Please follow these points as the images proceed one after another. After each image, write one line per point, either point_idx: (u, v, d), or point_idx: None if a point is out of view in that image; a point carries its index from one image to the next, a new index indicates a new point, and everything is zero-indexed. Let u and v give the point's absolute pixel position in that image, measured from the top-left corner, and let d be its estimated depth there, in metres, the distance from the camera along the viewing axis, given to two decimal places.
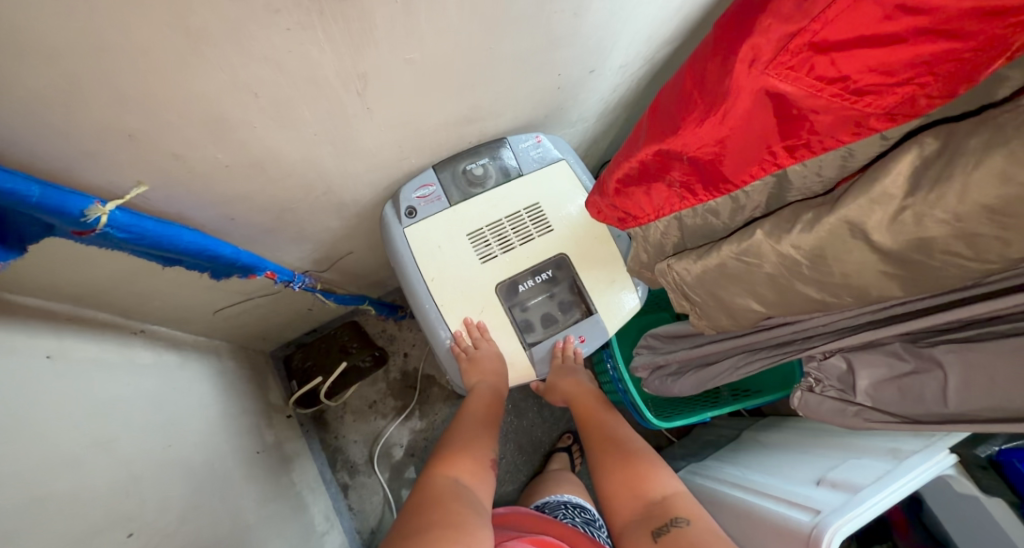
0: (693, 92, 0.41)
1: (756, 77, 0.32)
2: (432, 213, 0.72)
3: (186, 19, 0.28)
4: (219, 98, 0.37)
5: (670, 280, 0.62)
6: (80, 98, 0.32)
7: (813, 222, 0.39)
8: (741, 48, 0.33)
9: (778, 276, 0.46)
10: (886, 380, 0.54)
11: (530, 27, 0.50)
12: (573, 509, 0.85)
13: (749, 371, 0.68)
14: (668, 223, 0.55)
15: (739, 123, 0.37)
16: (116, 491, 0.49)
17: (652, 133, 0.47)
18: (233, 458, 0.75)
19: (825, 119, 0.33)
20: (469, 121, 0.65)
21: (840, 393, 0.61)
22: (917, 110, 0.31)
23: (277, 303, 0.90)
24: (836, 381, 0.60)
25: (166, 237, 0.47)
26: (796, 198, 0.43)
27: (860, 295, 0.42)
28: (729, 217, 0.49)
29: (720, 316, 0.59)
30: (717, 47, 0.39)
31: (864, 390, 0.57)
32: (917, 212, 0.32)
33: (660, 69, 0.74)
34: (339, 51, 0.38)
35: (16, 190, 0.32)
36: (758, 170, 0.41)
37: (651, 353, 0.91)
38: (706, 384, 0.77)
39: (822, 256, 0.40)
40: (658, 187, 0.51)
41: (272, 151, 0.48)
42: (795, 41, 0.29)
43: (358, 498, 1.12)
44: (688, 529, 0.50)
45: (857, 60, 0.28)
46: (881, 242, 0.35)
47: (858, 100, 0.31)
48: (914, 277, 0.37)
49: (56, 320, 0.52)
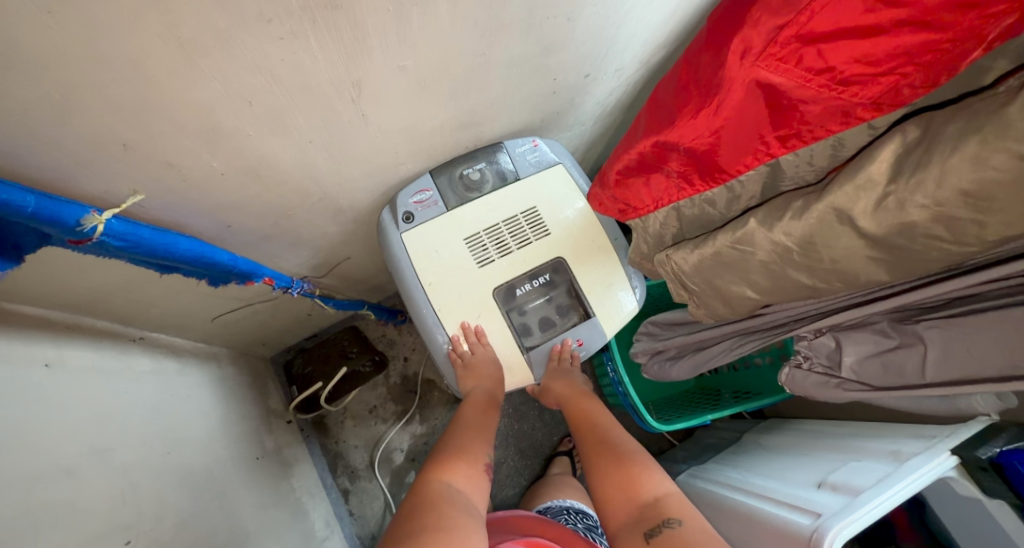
0: (689, 84, 0.41)
1: (746, 70, 0.32)
2: (429, 218, 0.72)
3: (177, 30, 0.29)
4: (212, 107, 0.38)
5: (669, 270, 0.61)
6: (73, 109, 0.32)
7: (803, 209, 0.39)
8: (733, 42, 0.33)
9: (772, 264, 0.46)
10: (871, 356, 0.54)
11: (523, 33, 0.50)
12: (574, 514, 0.84)
13: (743, 351, 0.69)
14: (666, 214, 0.55)
15: (731, 115, 0.37)
16: (113, 494, 0.49)
17: (649, 126, 0.47)
18: (232, 463, 0.75)
19: (814, 109, 0.33)
20: (465, 126, 0.66)
21: (826, 370, 0.60)
22: (901, 99, 0.31)
23: (276, 309, 0.90)
24: (823, 358, 0.60)
25: (160, 246, 0.47)
26: (790, 188, 0.43)
27: (849, 281, 0.42)
28: (725, 207, 0.49)
29: (717, 305, 0.59)
30: (711, 40, 0.39)
31: (851, 366, 0.56)
32: (900, 198, 0.32)
33: (655, 73, 0.74)
34: (332, 60, 0.38)
35: (11, 201, 0.32)
36: (752, 159, 0.40)
37: (650, 339, 0.90)
38: (703, 366, 0.76)
39: (812, 242, 0.40)
40: (656, 177, 0.51)
41: (267, 157, 0.49)
42: (783, 34, 0.29)
43: (358, 503, 1.11)
44: (679, 530, 0.50)
45: (843, 51, 0.28)
46: (867, 229, 0.35)
47: (845, 91, 0.31)
48: (898, 261, 0.37)
49: (54, 329, 0.52)
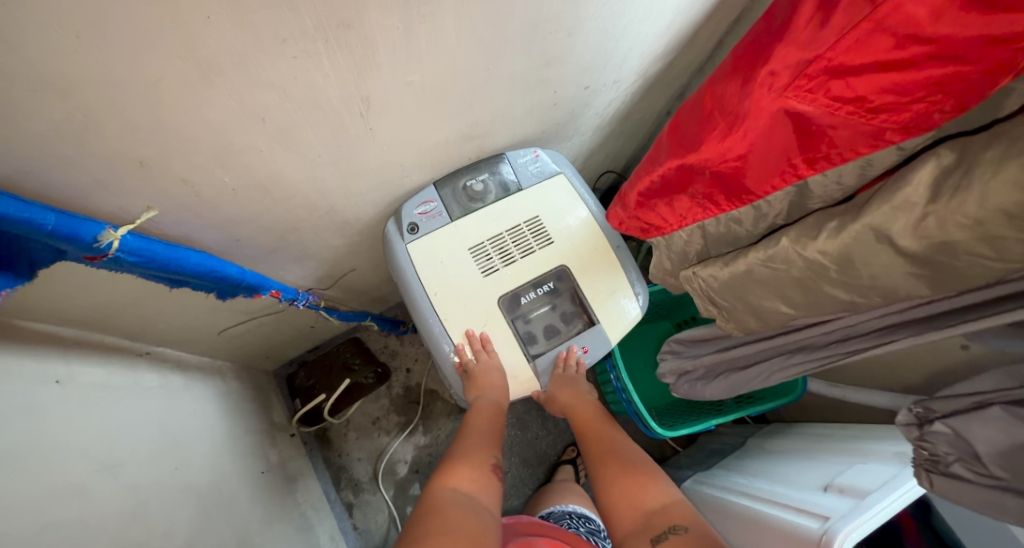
0: (711, 108, 0.42)
1: (775, 100, 0.34)
2: (434, 228, 0.73)
3: (195, 51, 0.30)
4: (227, 125, 0.38)
5: (696, 287, 0.63)
6: (92, 130, 0.33)
7: (839, 229, 0.40)
8: (760, 73, 0.35)
9: (807, 280, 0.47)
10: (1011, 450, 0.46)
11: (525, 48, 0.51)
12: (576, 518, 0.84)
13: (785, 374, 0.68)
14: (691, 232, 0.56)
15: (757, 142, 0.38)
16: (124, 516, 0.49)
17: (673, 149, 0.48)
18: (237, 479, 0.74)
19: (843, 134, 0.35)
20: (470, 138, 0.67)
21: (979, 475, 0.50)
22: (931, 124, 0.32)
23: (280, 322, 0.90)
24: (951, 451, 0.52)
25: (172, 261, 0.47)
26: (818, 206, 0.44)
27: (889, 296, 0.42)
28: (752, 225, 0.50)
29: (748, 319, 0.60)
30: (735, 70, 0.39)
31: (994, 459, 0.48)
32: (939, 218, 0.33)
33: (652, 84, 0.76)
34: (342, 77, 0.39)
35: (31, 219, 0.33)
36: (780, 181, 0.42)
37: (676, 358, 0.91)
38: (737, 387, 0.78)
39: (850, 260, 0.41)
40: (680, 199, 0.52)
41: (278, 172, 0.49)
42: (812, 67, 0.31)
43: (362, 516, 1.10)
44: (686, 536, 0.50)
45: (872, 82, 0.30)
46: (906, 246, 0.36)
47: (875, 118, 0.32)
48: (939, 277, 0.38)
49: (63, 344, 0.52)
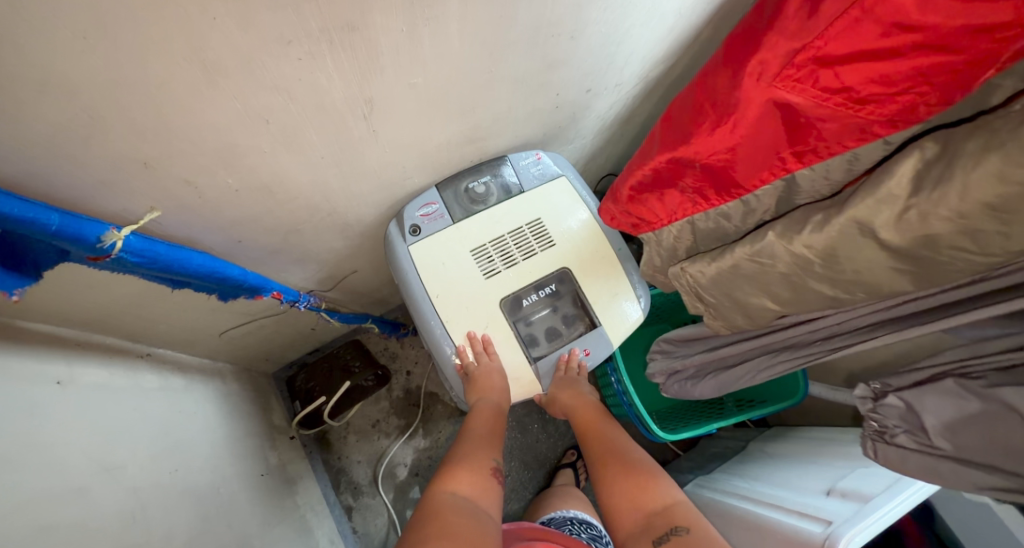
0: (702, 101, 0.43)
1: (763, 90, 0.34)
2: (435, 230, 0.73)
3: (201, 53, 0.30)
4: (233, 126, 0.39)
5: (685, 283, 0.63)
6: (98, 131, 0.33)
7: (823, 223, 0.40)
8: (750, 63, 0.35)
9: (793, 276, 0.47)
10: (955, 422, 0.49)
11: (528, 51, 0.52)
12: (578, 524, 0.83)
13: (772, 373, 0.68)
14: (681, 228, 0.57)
15: (746, 134, 0.39)
16: (123, 518, 0.48)
17: (663, 142, 0.48)
18: (236, 481, 0.74)
19: (831, 126, 0.35)
20: (471, 140, 0.67)
21: (922, 446, 0.53)
22: (917, 117, 0.32)
23: (280, 324, 0.90)
24: (899, 423, 0.55)
25: (175, 261, 0.47)
26: (805, 201, 0.45)
27: (875, 291, 0.42)
28: (740, 220, 0.50)
29: (737, 317, 0.60)
30: (725, 62, 0.39)
31: (938, 430, 0.51)
32: (922, 212, 0.33)
33: (653, 86, 0.76)
34: (346, 79, 0.40)
35: (35, 220, 0.33)
36: (768, 174, 0.42)
37: (665, 358, 0.91)
38: (726, 386, 0.77)
39: (834, 255, 0.41)
40: (671, 193, 0.53)
41: (281, 173, 0.49)
42: (799, 56, 0.31)
43: (362, 520, 1.09)
44: (687, 537, 0.50)
45: (859, 73, 0.30)
46: (890, 240, 0.36)
47: (861, 109, 0.32)
48: (923, 271, 0.37)
49: (65, 345, 0.52)
